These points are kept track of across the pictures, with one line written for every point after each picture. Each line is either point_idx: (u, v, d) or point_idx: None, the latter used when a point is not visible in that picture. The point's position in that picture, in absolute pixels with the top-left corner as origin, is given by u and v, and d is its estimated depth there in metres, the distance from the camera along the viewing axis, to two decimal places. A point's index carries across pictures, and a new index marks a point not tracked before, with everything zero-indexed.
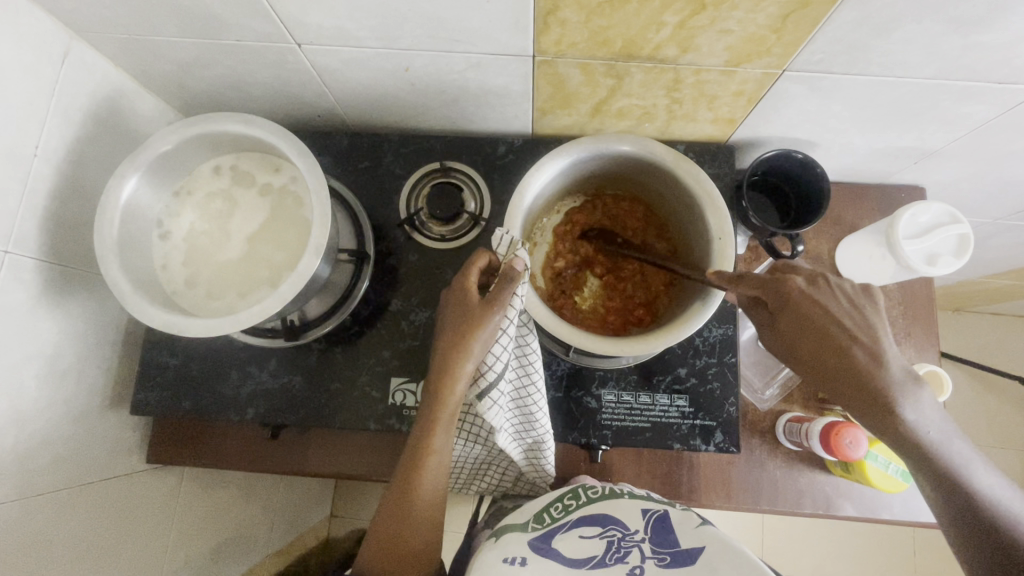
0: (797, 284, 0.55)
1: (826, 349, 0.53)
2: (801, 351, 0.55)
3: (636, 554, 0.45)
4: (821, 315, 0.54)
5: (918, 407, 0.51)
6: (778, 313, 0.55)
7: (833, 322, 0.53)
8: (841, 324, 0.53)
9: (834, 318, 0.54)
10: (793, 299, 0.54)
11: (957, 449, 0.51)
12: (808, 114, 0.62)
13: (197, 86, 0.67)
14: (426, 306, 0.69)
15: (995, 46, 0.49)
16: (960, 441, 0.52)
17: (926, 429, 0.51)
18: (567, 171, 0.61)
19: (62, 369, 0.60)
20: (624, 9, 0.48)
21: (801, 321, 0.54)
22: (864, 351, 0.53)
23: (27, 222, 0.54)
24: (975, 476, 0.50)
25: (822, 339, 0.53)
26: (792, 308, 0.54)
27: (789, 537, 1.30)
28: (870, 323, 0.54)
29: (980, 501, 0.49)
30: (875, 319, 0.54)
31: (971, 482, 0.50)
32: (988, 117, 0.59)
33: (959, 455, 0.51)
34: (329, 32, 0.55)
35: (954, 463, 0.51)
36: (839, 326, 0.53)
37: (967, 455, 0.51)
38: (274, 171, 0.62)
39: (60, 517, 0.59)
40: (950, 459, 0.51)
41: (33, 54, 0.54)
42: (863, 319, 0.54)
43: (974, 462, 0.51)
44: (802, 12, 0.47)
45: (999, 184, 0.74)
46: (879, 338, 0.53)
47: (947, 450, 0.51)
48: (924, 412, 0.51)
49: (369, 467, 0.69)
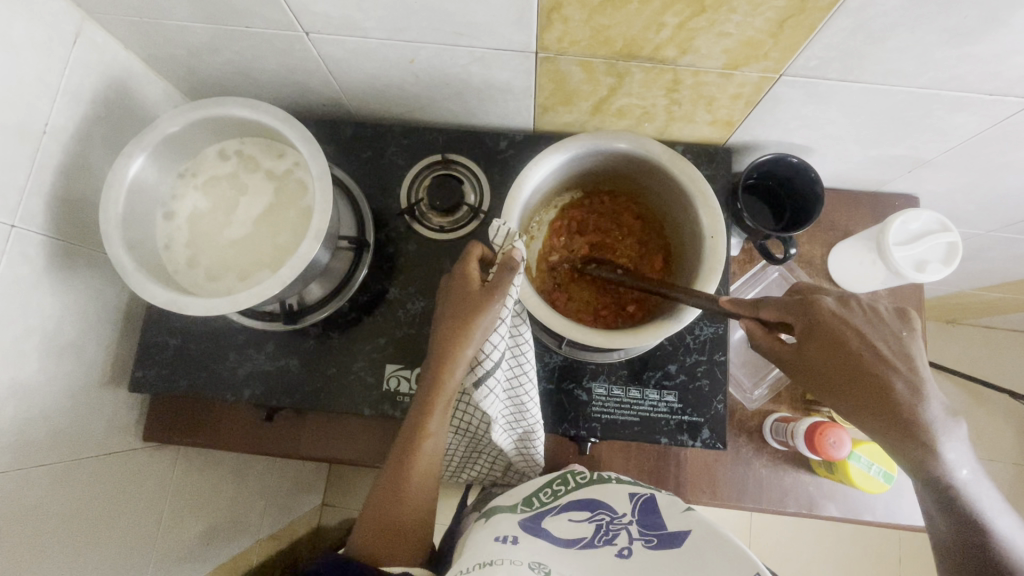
0: (830, 307, 0.55)
1: (858, 375, 0.53)
2: (831, 376, 0.54)
3: (624, 536, 0.47)
4: (855, 341, 0.53)
5: (953, 438, 0.52)
6: (805, 336, 0.55)
7: (868, 350, 0.53)
8: (876, 352, 0.53)
9: (870, 346, 0.53)
10: (823, 320, 0.54)
11: (983, 489, 0.52)
12: (804, 119, 0.63)
13: (205, 70, 0.69)
14: (423, 295, 0.70)
15: (986, 58, 0.50)
16: (986, 482, 0.53)
17: (958, 466, 0.52)
18: (565, 165, 0.62)
19: (63, 343, 0.61)
20: (625, 8, 0.50)
21: (832, 346, 0.53)
22: (903, 380, 0.52)
23: (34, 198, 0.56)
24: (993, 518, 0.52)
25: (856, 366, 0.53)
26: (824, 331, 0.54)
27: (776, 540, 1.31)
28: (907, 352, 0.54)
29: (992, 541, 0.51)
30: (913, 347, 0.54)
31: (988, 522, 0.51)
32: (979, 128, 0.60)
33: (983, 496, 0.52)
34: (337, 21, 0.56)
35: (975, 502, 0.52)
36: (872, 355, 0.53)
37: (990, 497, 0.52)
38: (278, 157, 0.63)
39: (54, 490, 0.60)
40: (972, 497, 0.52)
41: (46, 32, 0.55)
42: (901, 348, 0.54)
43: (995, 507, 0.52)
44: (798, 17, 0.48)
45: (991, 195, 0.76)
46: (917, 370, 0.53)
47: (975, 490, 0.52)
48: (958, 448, 0.52)
49: (361, 452, 0.70)
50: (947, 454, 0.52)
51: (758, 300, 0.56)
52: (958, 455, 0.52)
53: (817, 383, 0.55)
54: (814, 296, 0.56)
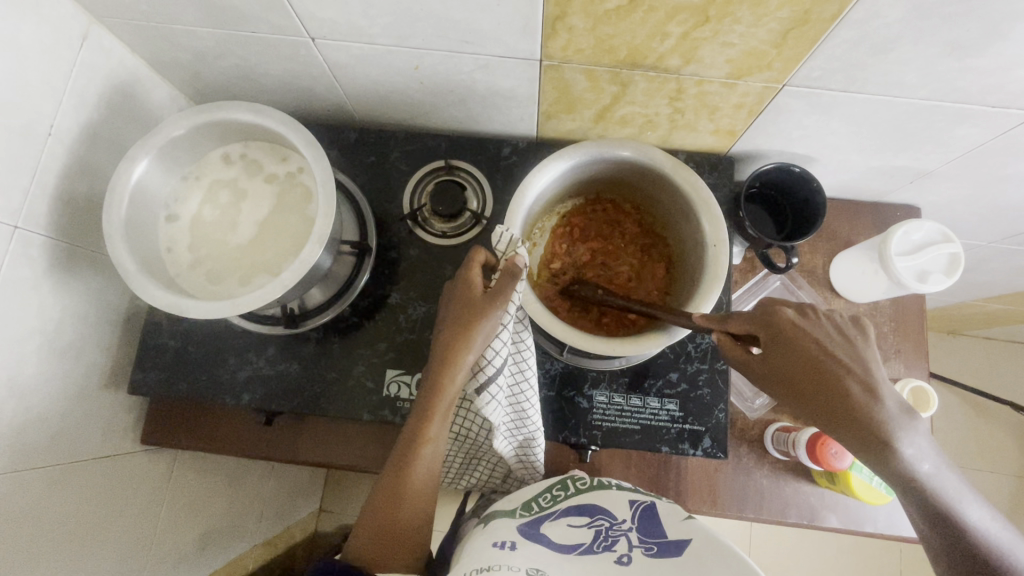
0: (787, 315, 0.54)
1: (821, 382, 0.53)
2: (796, 384, 0.54)
3: (625, 543, 0.47)
4: (813, 347, 0.53)
5: (913, 438, 0.51)
6: (767, 346, 0.54)
7: (824, 355, 0.53)
8: (834, 356, 0.53)
9: (826, 349, 0.53)
10: (784, 329, 0.54)
11: (950, 482, 0.51)
12: (807, 129, 0.63)
13: (210, 74, 0.69)
14: (424, 301, 0.70)
15: (987, 71, 0.50)
16: (952, 473, 0.52)
17: (922, 462, 0.51)
18: (568, 173, 0.62)
19: (63, 346, 0.61)
20: (630, 18, 0.50)
21: (795, 353, 0.53)
22: (859, 384, 0.52)
23: (38, 199, 0.56)
24: (966, 510, 0.50)
25: (819, 372, 0.53)
26: (784, 339, 0.53)
27: (777, 552, 1.30)
28: (860, 354, 0.54)
29: (971, 536, 0.50)
30: (867, 351, 0.54)
31: (962, 516, 0.50)
32: (981, 140, 0.61)
33: (953, 489, 0.51)
34: (343, 27, 0.56)
35: (946, 496, 0.51)
36: (830, 359, 0.53)
37: (960, 488, 0.51)
38: (282, 161, 0.63)
39: (50, 493, 0.59)
40: (943, 491, 0.51)
41: (54, 36, 0.55)
42: (853, 350, 0.54)
43: (968, 497, 0.51)
44: (802, 29, 0.48)
45: (993, 207, 0.76)
46: (872, 371, 0.53)
47: (943, 484, 0.51)
48: (918, 443, 0.51)
49: (360, 457, 0.70)
50: (907, 452, 0.51)
51: (726, 312, 0.56)
52: (920, 454, 0.51)
53: (785, 394, 0.55)
54: (773, 305, 0.55)
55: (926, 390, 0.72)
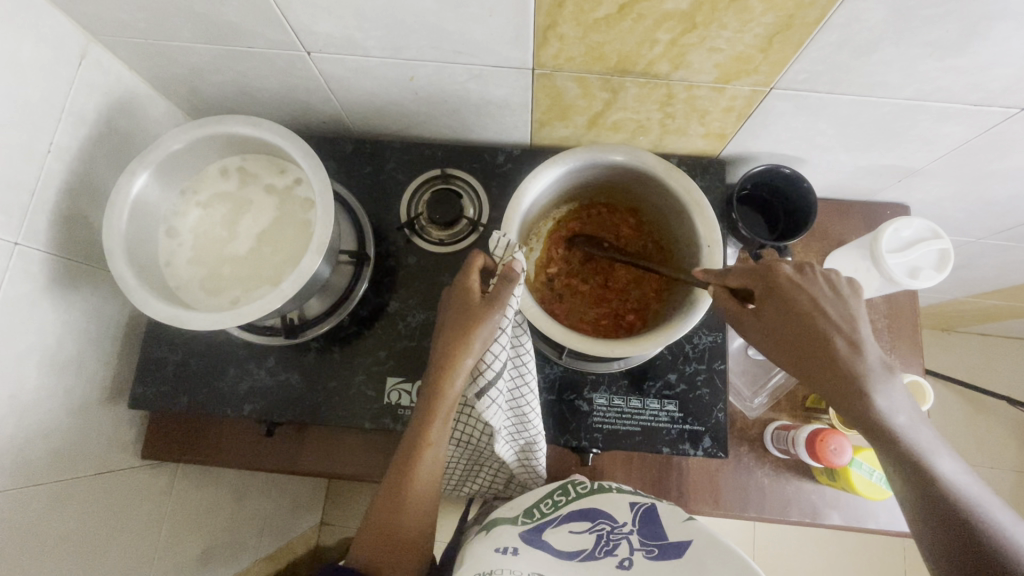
0: (784, 271, 0.56)
1: (804, 335, 0.54)
2: (784, 340, 0.55)
3: (625, 547, 0.47)
4: (805, 302, 0.55)
5: (891, 392, 0.52)
6: (762, 297, 0.56)
7: (816, 311, 0.54)
8: (824, 311, 0.54)
9: (818, 305, 0.55)
10: (778, 284, 0.56)
11: (925, 438, 0.51)
12: (796, 130, 0.64)
13: (207, 90, 0.70)
14: (423, 308, 0.70)
15: (968, 70, 0.52)
16: (926, 429, 0.52)
17: (896, 414, 0.51)
18: (562, 179, 0.63)
19: (63, 361, 0.61)
20: (619, 26, 0.51)
21: (786, 308, 0.55)
22: (845, 339, 0.53)
23: (38, 216, 0.56)
24: (940, 464, 0.50)
25: (806, 328, 0.54)
26: (777, 293, 0.55)
27: (781, 553, 1.30)
28: (850, 312, 0.55)
29: (940, 486, 0.49)
30: (858, 311, 0.55)
31: (933, 465, 0.50)
32: (965, 137, 0.62)
33: (928, 444, 0.51)
34: (338, 40, 0.57)
35: (919, 448, 0.51)
36: (820, 314, 0.54)
37: (935, 444, 0.51)
38: (279, 173, 0.64)
39: (51, 510, 0.59)
40: (916, 444, 0.51)
41: (52, 55, 0.56)
42: (845, 308, 0.55)
43: (940, 451, 0.51)
44: (785, 33, 0.50)
45: (981, 203, 0.77)
46: (858, 329, 0.54)
47: (917, 437, 0.51)
48: (896, 396, 0.52)
49: (362, 467, 0.70)
50: (882, 402, 0.51)
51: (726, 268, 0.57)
52: (897, 407, 0.52)
53: (774, 349, 0.56)
54: (771, 263, 0.58)
55: (921, 382, 0.71)
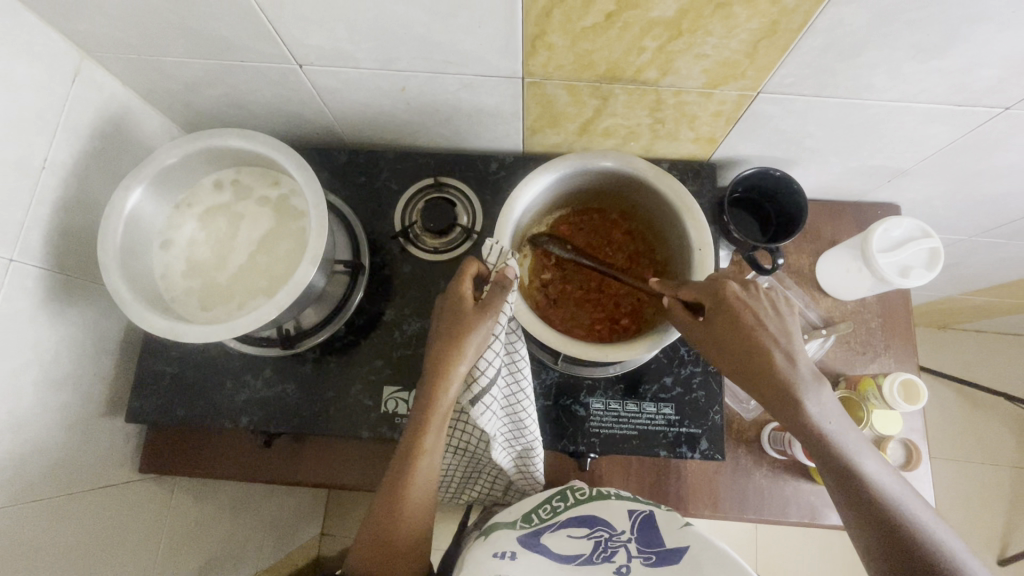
0: (729, 287, 0.54)
1: (745, 349, 0.53)
2: (730, 357, 0.54)
3: (623, 554, 0.48)
4: (749, 318, 0.53)
5: (823, 402, 0.52)
6: (710, 313, 0.54)
7: (758, 327, 0.53)
8: (763, 326, 0.53)
9: (759, 321, 0.53)
10: (725, 301, 0.54)
11: (855, 444, 0.52)
12: (785, 133, 0.65)
13: (200, 103, 0.70)
14: (419, 316, 0.71)
15: (951, 71, 0.52)
16: (856, 434, 0.52)
17: (828, 423, 0.51)
18: (554, 185, 0.63)
19: (60, 376, 0.61)
20: (607, 34, 0.52)
21: (731, 323, 0.53)
22: (783, 353, 0.53)
23: (33, 231, 0.56)
24: (869, 470, 0.51)
25: (747, 341, 0.53)
26: (725, 309, 0.53)
27: (784, 554, 1.30)
28: (787, 324, 0.54)
29: (873, 493, 0.49)
30: (793, 321, 0.55)
31: (864, 472, 0.50)
32: (952, 137, 0.63)
33: (858, 449, 0.51)
34: (329, 53, 0.58)
35: (849, 455, 0.51)
36: (761, 328, 0.53)
37: (863, 449, 0.52)
38: (273, 185, 0.64)
39: (49, 526, 0.59)
40: (847, 451, 0.51)
41: (46, 73, 0.57)
42: (782, 321, 0.54)
43: (870, 455, 0.51)
44: (770, 39, 0.50)
45: (971, 201, 0.78)
46: (794, 340, 0.54)
47: (847, 444, 0.51)
48: (827, 406, 0.52)
49: (360, 476, 0.70)
50: (816, 413, 0.51)
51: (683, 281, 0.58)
52: (829, 416, 0.52)
53: (721, 363, 0.55)
54: (717, 277, 0.55)
55: (914, 381, 0.70)
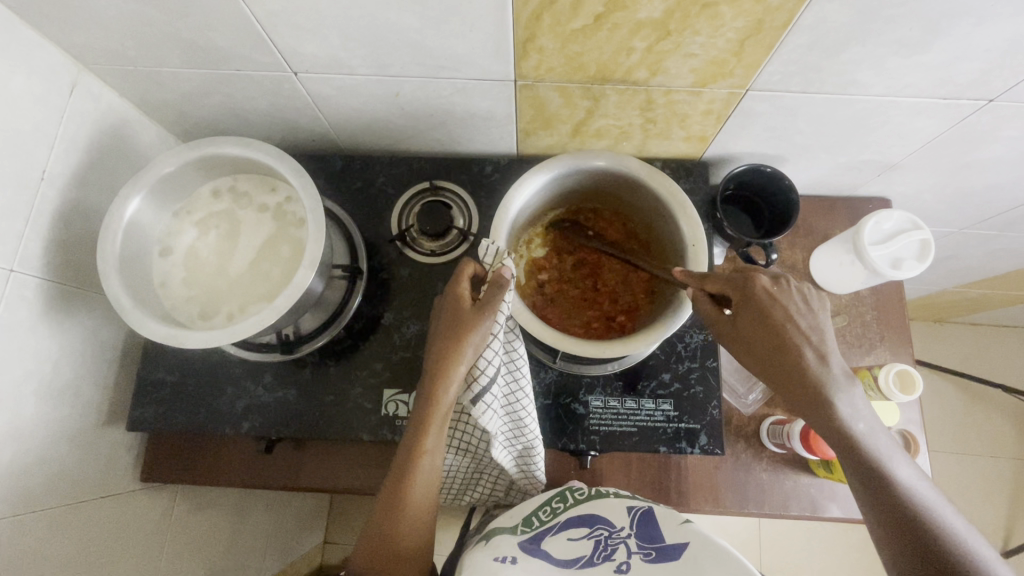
0: (762, 282, 0.55)
1: (775, 345, 0.54)
2: (755, 350, 0.55)
3: (623, 551, 0.48)
4: (779, 314, 0.54)
5: (852, 400, 0.53)
6: (739, 307, 0.55)
7: (789, 323, 0.54)
8: (795, 323, 0.54)
9: (791, 318, 0.54)
10: (756, 295, 0.55)
11: (883, 444, 0.52)
12: (775, 130, 0.66)
13: (196, 113, 0.71)
14: (417, 319, 0.71)
15: (933, 66, 0.53)
16: (885, 434, 0.53)
17: (857, 421, 0.52)
18: (548, 186, 0.64)
19: (60, 386, 0.61)
20: (596, 35, 0.53)
21: (760, 317, 0.54)
22: (812, 350, 0.54)
23: (33, 242, 0.57)
24: (898, 470, 0.51)
25: (775, 337, 0.54)
26: (755, 303, 0.55)
27: (788, 550, 1.30)
28: (820, 323, 0.55)
29: (898, 492, 0.50)
30: (826, 322, 0.56)
31: (891, 470, 0.51)
32: (938, 131, 0.64)
33: (886, 449, 0.52)
34: (324, 61, 0.59)
35: (876, 453, 0.51)
36: (792, 325, 0.54)
37: (892, 449, 0.52)
38: (271, 192, 0.65)
39: (51, 536, 0.59)
40: (874, 449, 0.52)
41: (44, 86, 0.58)
42: (814, 320, 0.55)
43: (898, 457, 0.52)
44: (756, 37, 0.51)
45: (960, 194, 0.79)
46: (826, 340, 0.55)
47: (875, 443, 0.52)
48: (856, 404, 0.53)
49: (362, 480, 0.70)
50: (843, 409, 0.52)
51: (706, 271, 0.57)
52: (858, 414, 0.53)
53: (744, 356, 0.56)
54: (750, 272, 0.57)
55: (910, 372, 0.71)
